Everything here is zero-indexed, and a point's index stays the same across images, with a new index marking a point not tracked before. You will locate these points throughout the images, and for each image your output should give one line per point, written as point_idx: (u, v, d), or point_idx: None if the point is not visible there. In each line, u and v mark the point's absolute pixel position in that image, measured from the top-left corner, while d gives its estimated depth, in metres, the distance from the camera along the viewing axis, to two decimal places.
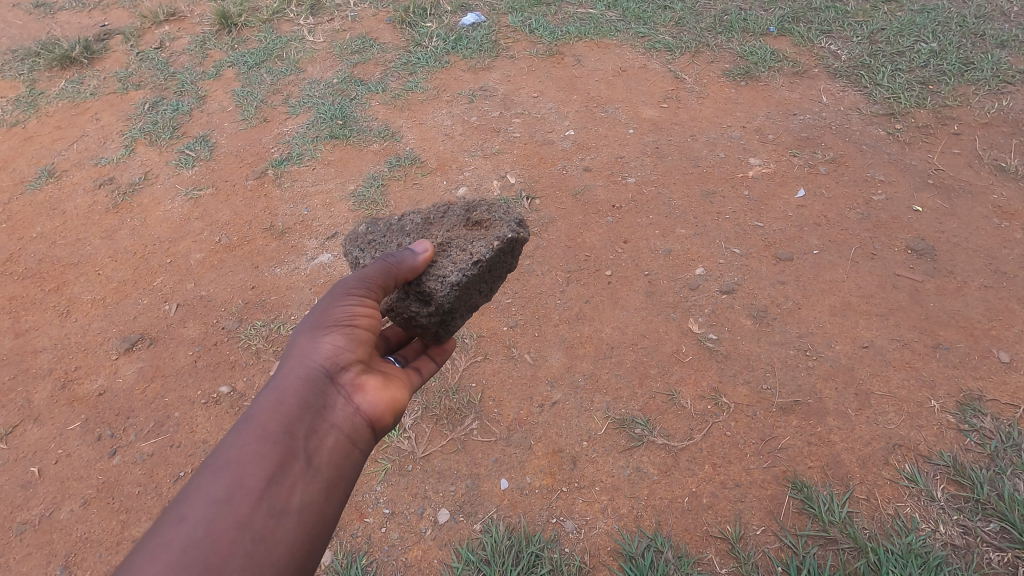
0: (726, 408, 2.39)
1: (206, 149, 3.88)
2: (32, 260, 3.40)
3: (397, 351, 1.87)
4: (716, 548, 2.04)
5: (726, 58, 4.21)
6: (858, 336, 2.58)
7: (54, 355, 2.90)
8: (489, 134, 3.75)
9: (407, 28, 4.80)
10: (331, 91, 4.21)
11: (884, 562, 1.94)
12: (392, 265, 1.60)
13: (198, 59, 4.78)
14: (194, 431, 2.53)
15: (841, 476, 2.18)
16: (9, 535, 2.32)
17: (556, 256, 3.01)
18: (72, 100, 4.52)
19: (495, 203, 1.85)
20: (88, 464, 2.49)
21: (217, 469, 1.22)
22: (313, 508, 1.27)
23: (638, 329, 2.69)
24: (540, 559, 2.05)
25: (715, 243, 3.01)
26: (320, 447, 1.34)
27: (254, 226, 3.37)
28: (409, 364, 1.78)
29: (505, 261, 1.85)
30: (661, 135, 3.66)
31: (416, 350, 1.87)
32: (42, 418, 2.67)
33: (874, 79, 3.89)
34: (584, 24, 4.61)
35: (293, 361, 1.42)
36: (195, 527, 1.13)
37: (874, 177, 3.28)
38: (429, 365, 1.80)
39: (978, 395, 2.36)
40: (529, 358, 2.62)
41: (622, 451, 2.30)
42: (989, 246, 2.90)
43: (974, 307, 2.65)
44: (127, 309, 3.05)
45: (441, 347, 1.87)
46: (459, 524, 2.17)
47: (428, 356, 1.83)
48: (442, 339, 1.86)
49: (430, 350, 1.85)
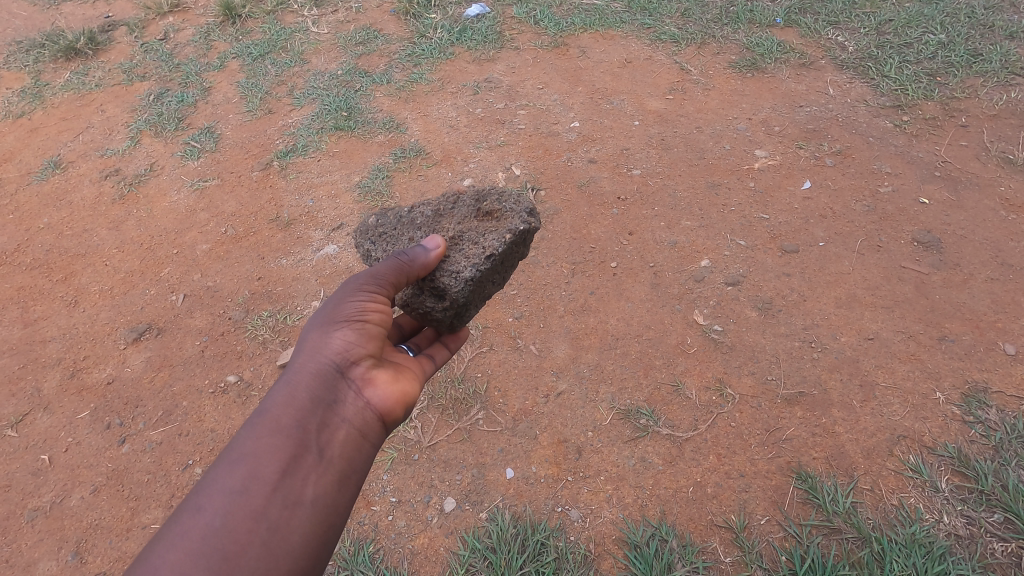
0: (731, 399, 2.40)
1: (212, 141, 3.88)
2: (39, 251, 3.41)
3: (410, 338, 1.89)
4: (720, 537, 2.06)
5: (733, 50, 4.19)
6: (863, 328, 2.58)
7: (64, 344, 2.92)
8: (494, 126, 3.75)
9: (412, 19, 4.79)
10: (335, 83, 4.21)
11: (888, 552, 1.95)
12: (404, 263, 1.59)
13: (202, 50, 4.78)
14: (202, 420, 2.55)
15: (845, 466, 2.19)
16: (21, 521, 2.35)
17: (561, 247, 3.01)
18: (78, 91, 4.53)
19: (506, 192, 1.87)
20: (98, 452, 2.51)
21: (233, 461, 1.24)
22: (327, 500, 1.29)
23: (644, 320, 2.69)
24: (546, 547, 2.06)
25: (721, 235, 3.00)
26: (332, 440, 1.35)
27: (260, 217, 3.38)
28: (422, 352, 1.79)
29: (517, 251, 1.86)
30: (666, 127, 3.65)
31: (428, 338, 1.88)
32: (52, 407, 2.69)
33: (882, 70, 3.86)
34: (589, 15, 4.59)
35: (305, 356, 1.43)
36: (212, 517, 1.17)
37: (880, 169, 3.27)
38: (443, 353, 1.82)
39: (984, 387, 2.36)
40: (535, 349, 2.63)
41: (627, 441, 2.32)
42: (997, 238, 2.89)
43: (981, 300, 2.65)
44: (134, 299, 3.06)
45: (455, 335, 1.89)
46: (465, 512, 2.19)
47: (442, 343, 1.84)
48: (456, 328, 1.88)
49: (443, 338, 1.87)
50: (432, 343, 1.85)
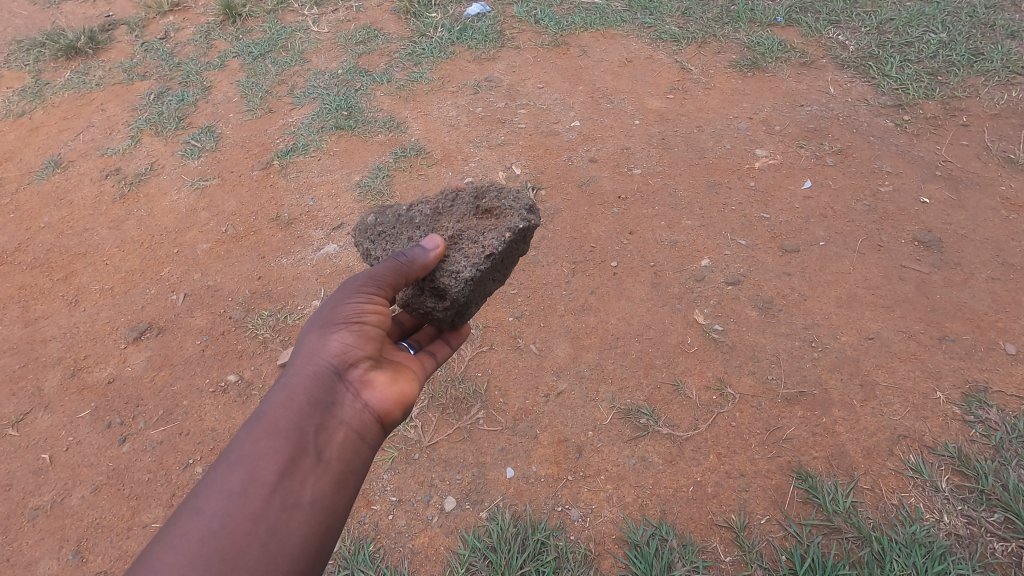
0: (731, 398, 2.40)
1: (212, 140, 3.88)
2: (40, 250, 3.41)
3: (411, 335, 1.89)
4: (721, 537, 2.06)
5: (733, 49, 4.18)
6: (864, 328, 2.58)
7: (64, 344, 2.92)
8: (494, 126, 3.74)
9: (413, 18, 4.78)
10: (336, 82, 4.21)
11: (888, 552, 1.95)
12: (403, 264, 1.58)
13: (203, 49, 4.78)
14: (203, 419, 2.55)
15: (845, 466, 2.19)
16: (21, 520, 2.35)
17: (561, 247, 3.01)
18: (79, 90, 4.53)
19: (505, 189, 1.88)
20: (99, 451, 2.51)
21: (232, 464, 1.25)
22: (325, 501, 1.29)
23: (644, 320, 2.69)
24: (546, 546, 2.06)
25: (722, 234, 3.00)
26: (330, 442, 1.35)
27: (260, 216, 3.38)
28: (423, 349, 1.81)
29: (517, 249, 1.87)
30: (666, 126, 3.64)
31: (429, 335, 1.89)
32: (53, 406, 2.69)
33: (882, 70, 3.86)
34: (590, 14, 4.59)
35: (302, 358, 1.43)
36: (211, 519, 1.17)
37: (881, 169, 3.26)
38: (444, 350, 1.84)
39: (984, 387, 2.36)
40: (535, 348, 2.63)
41: (627, 440, 2.32)
42: (998, 238, 2.89)
43: (982, 299, 2.65)
44: (135, 298, 3.06)
45: (456, 332, 1.90)
46: (465, 512, 2.19)
47: (443, 340, 1.86)
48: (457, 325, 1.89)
49: (444, 335, 1.88)
50: (433, 341, 1.86)
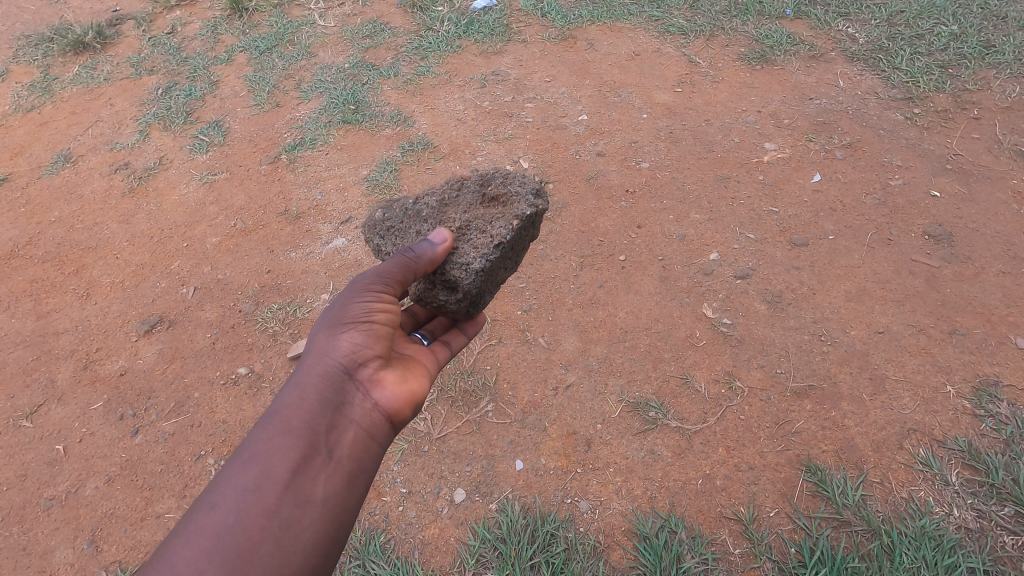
0: (740, 392, 2.40)
1: (220, 134, 3.90)
2: (51, 244, 3.43)
3: (425, 326, 1.91)
4: (730, 529, 2.06)
5: (741, 42, 4.16)
6: (873, 322, 2.57)
7: (76, 336, 2.95)
8: (501, 119, 3.74)
9: (419, 11, 4.78)
10: (343, 76, 4.21)
11: (898, 544, 1.96)
12: (411, 260, 1.57)
13: (210, 43, 4.79)
14: (214, 411, 2.57)
15: (855, 459, 2.19)
16: (37, 510, 2.38)
17: (570, 240, 3.01)
18: (87, 84, 4.55)
19: (510, 174, 1.87)
20: (112, 443, 2.54)
21: (245, 462, 1.27)
22: (337, 498, 1.30)
23: (652, 314, 2.69)
24: (556, 538, 2.08)
25: (730, 228, 3.00)
26: (341, 441, 1.37)
27: (269, 210, 3.40)
28: (437, 339, 1.84)
29: (526, 235, 1.87)
30: (675, 119, 3.63)
31: (443, 325, 1.91)
32: (66, 398, 2.72)
33: (893, 62, 3.83)
34: (597, 7, 4.56)
35: (313, 358, 1.44)
36: (227, 514, 1.20)
37: (891, 162, 3.25)
38: (459, 339, 1.87)
39: (995, 381, 2.35)
40: (544, 342, 2.63)
41: (636, 433, 2.32)
42: (1009, 231, 2.87)
43: (993, 293, 2.63)
44: (145, 291, 3.09)
45: (472, 321, 1.93)
46: (475, 503, 2.20)
47: (458, 330, 1.89)
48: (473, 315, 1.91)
49: (459, 325, 1.90)
50: (447, 331, 1.89)
